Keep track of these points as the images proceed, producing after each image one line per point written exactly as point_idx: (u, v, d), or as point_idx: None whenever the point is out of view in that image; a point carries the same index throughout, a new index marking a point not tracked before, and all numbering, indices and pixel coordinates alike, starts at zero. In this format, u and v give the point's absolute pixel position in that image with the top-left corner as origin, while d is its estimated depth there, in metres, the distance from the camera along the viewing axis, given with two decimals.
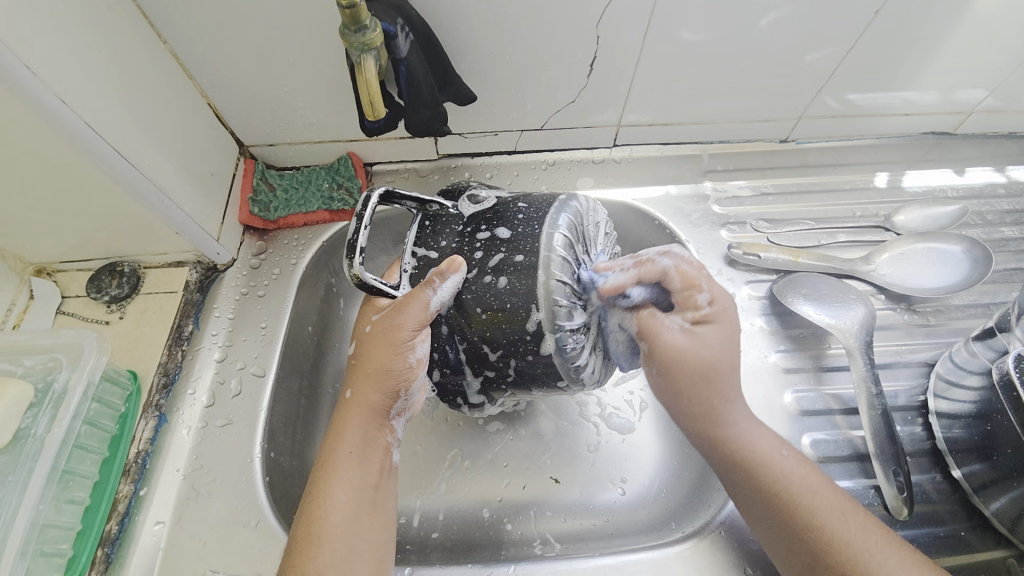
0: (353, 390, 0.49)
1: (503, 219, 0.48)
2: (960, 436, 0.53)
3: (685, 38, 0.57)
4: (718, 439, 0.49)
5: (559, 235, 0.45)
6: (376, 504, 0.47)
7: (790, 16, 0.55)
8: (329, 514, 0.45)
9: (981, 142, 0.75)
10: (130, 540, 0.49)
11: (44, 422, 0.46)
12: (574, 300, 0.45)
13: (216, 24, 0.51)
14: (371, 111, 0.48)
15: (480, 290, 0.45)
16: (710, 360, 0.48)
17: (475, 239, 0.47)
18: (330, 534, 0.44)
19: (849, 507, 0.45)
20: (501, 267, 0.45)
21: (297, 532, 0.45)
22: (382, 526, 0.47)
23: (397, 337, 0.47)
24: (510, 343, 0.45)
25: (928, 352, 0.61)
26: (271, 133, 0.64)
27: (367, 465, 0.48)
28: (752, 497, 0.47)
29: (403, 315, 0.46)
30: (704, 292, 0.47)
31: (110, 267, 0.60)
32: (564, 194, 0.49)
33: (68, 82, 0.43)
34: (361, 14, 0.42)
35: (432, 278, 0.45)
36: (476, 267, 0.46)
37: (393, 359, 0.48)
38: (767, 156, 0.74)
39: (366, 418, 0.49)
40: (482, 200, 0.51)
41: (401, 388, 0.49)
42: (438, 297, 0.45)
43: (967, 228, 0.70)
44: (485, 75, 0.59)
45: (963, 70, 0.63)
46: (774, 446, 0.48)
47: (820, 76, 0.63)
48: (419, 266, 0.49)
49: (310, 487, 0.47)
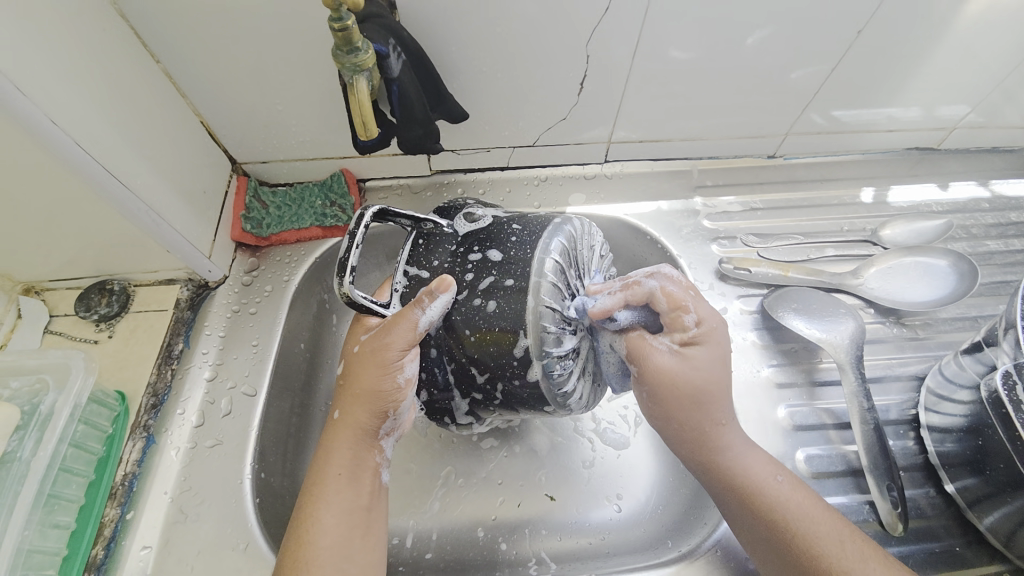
0: (342, 411, 0.49)
1: (495, 241, 0.48)
2: (952, 451, 0.53)
3: (673, 56, 0.58)
4: (713, 464, 0.49)
5: (551, 260, 0.46)
6: (368, 525, 0.47)
7: (775, 36, 0.56)
8: (319, 537, 0.45)
9: (964, 157, 0.77)
10: (117, 565, 0.48)
11: (31, 445, 0.45)
12: (562, 325, 0.45)
13: (210, 44, 0.51)
14: (363, 131, 0.48)
15: (470, 313, 0.45)
16: (701, 384, 0.48)
17: (466, 261, 0.48)
18: (320, 559, 0.44)
19: (846, 530, 0.45)
20: (492, 291, 0.45)
21: (285, 558, 0.44)
22: (372, 548, 0.47)
23: (385, 357, 0.46)
24: (498, 365, 0.45)
25: (918, 365, 0.62)
26: (264, 151, 0.65)
27: (356, 487, 0.47)
28: (750, 524, 0.47)
29: (391, 334, 0.46)
30: (690, 313, 0.47)
31: (100, 285, 0.60)
32: (559, 216, 0.49)
33: (59, 103, 0.43)
34: (354, 35, 0.43)
35: (421, 297, 0.46)
36: (466, 288, 0.46)
37: (383, 379, 0.47)
38: (756, 171, 0.75)
39: (355, 439, 0.48)
40: (478, 219, 0.51)
41: (391, 408, 0.48)
42: (427, 316, 0.45)
43: (953, 242, 0.71)
44: (477, 93, 0.60)
45: (945, 87, 0.64)
46: (769, 472, 0.48)
47: (806, 93, 0.64)
48: (410, 284, 0.49)
49: (300, 508, 0.46)
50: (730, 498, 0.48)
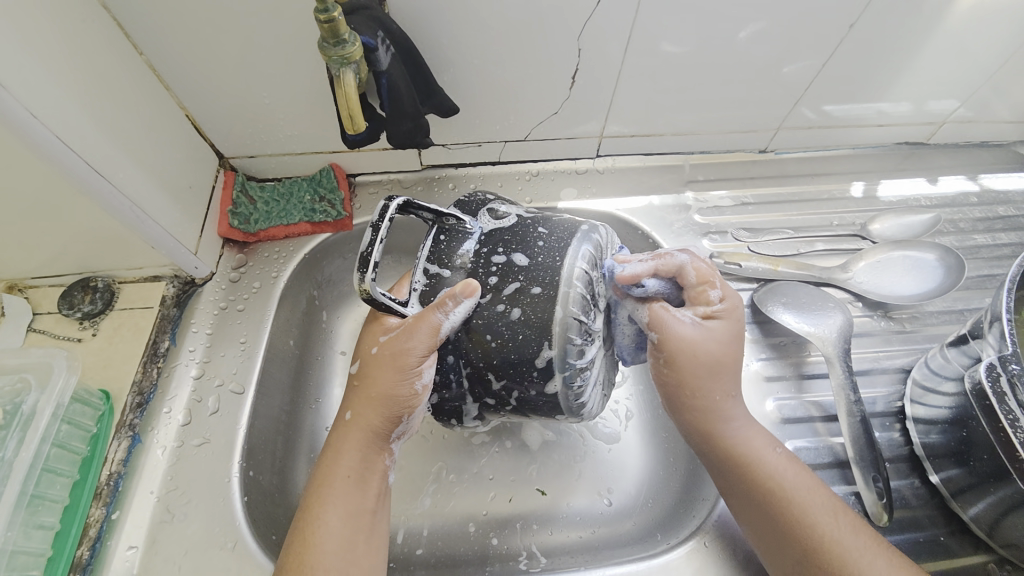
0: (354, 411, 0.49)
1: (521, 245, 0.47)
2: (937, 442, 0.53)
3: (665, 49, 0.57)
4: (717, 436, 0.49)
5: (581, 268, 0.45)
6: (373, 528, 0.47)
7: (767, 30, 0.56)
8: (323, 539, 0.44)
9: (952, 151, 0.78)
10: (101, 567, 0.47)
11: (13, 445, 0.45)
12: (587, 337, 0.45)
13: (193, 34, 0.50)
14: (351, 125, 0.47)
15: (491, 318, 0.45)
16: (718, 358, 0.48)
17: (490, 263, 0.47)
18: (324, 562, 0.43)
19: (837, 505, 0.46)
20: (516, 298, 0.44)
21: (286, 559, 0.44)
22: (372, 552, 0.46)
23: (405, 361, 0.46)
24: (516, 372, 0.45)
25: (904, 357, 0.62)
26: (251, 145, 0.64)
27: (364, 489, 0.47)
28: (746, 495, 0.48)
29: (412, 338, 0.46)
30: (716, 288, 0.48)
31: (83, 282, 0.59)
32: (588, 223, 0.49)
33: (37, 92, 0.42)
34: (340, 27, 0.42)
35: (444, 301, 0.45)
36: (490, 293, 0.46)
37: (400, 383, 0.47)
38: (747, 166, 0.75)
39: (365, 441, 0.48)
40: (502, 217, 0.51)
41: (405, 412, 0.48)
42: (449, 320, 0.45)
43: (940, 236, 0.72)
44: (467, 86, 0.60)
45: (935, 82, 0.65)
46: (768, 443, 0.49)
47: (797, 88, 0.64)
48: (428, 283, 0.48)
49: (303, 510, 0.46)
50: (726, 468, 0.49)
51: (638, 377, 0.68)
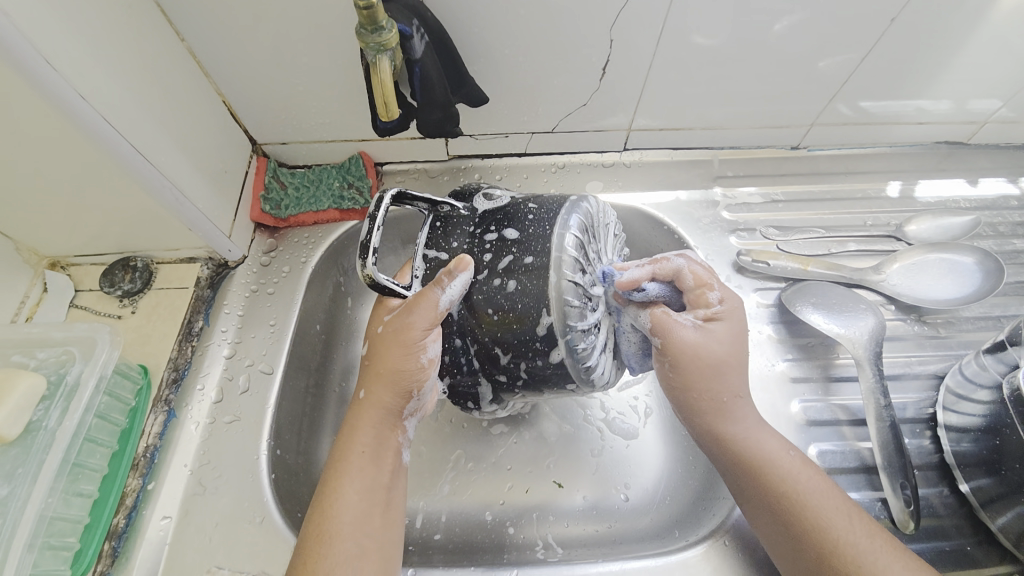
0: (367, 390, 0.49)
1: (513, 220, 0.48)
2: (968, 451, 0.52)
3: (698, 42, 0.56)
4: (726, 435, 0.49)
5: (570, 236, 0.45)
6: (388, 504, 0.48)
7: (805, 22, 0.55)
8: (340, 512, 0.45)
9: (995, 152, 0.75)
10: (137, 535, 0.49)
11: (56, 415, 0.46)
12: (585, 300, 0.45)
13: (232, 21, 0.51)
14: (385, 112, 0.48)
15: (491, 292, 0.46)
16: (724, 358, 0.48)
17: (484, 242, 0.48)
18: (343, 532, 0.45)
19: (851, 509, 0.45)
20: (512, 270, 0.45)
21: (309, 529, 0.45)
22: (385, 529, 0.47)
23: (409, 337, 0.47)
24: (521, 344, 0.45)
25: (938, 363, 0.60)
26: (284, 131, 0.65)
27: (378, 464, 0.48)
28: (757, 494, 0.47)
29: (413, 315, 0.47)
30: (716, 291, 0.50)
31: (123, 262, 0.61)
32: (575, 195, 0.49)
33: (86, 77, 0.43)
34: (378, 14, 0.42)
35: (441, 277, 0.46)
36: (485, 268, 0.47)
37: (406, 359, 0.48)
38: (778, 162, 0.74)
39: (378, 419, 0.49)
40: (497, 199, 0.51)
41: (414, 388, 0.49)
42: (447, 295, 0.46)
43: (979, 239, 0.69)
44: (497, 77, 0.60)
45: (981, 79, 0.62)
46: (779, 445, 0.48)
47: (834, 84, 0.62)
48: (429, 268, 0.49)
49: (323, 483, 0.47)
50: (737, 468, 0.48)
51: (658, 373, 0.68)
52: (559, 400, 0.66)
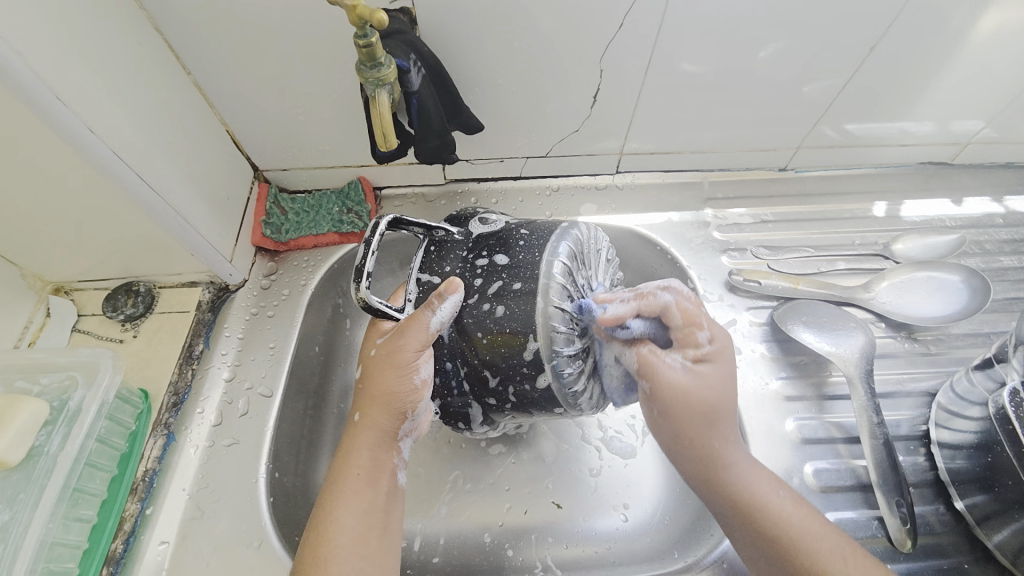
0: (361, 412, 0.50)
1: (504, 246, 0.49)
2: (963, 467, 0.52)
3: (685, 69, 0.59)
4: (717, 481, 0.48)
5: (559, 262, 0.47)
6: (384, 527, 0.48)
7: (786, 51, 0.57)
8: (338, 534, 0.45)
9: (978, 172, 0.77)
10: (135, 560, 0.49)
11: (58, 440, 0.46)
12: (572, 326, 0.46)
13: (237, 55, 0.54)
14: (383, 141, 0.49)
15: (480, 316, 0.47)
16: (708, 409, 0.47)
17: (475, 266, 0.49)
18: (338, 557, 0.44)
19: (848, 548, 0.45)
20: (501, 295, 0.46)
21: (305, 553, 0.45)
22: (381, 549, 0.47)
23: (401, 358, 0.47)
24: (510, 368, 0.46)
25: (930, 380, 0.61)
26: (285, 159, 0.67)
27: (374, 486, 0.48)
28: (752, 538, 0.46)
29: (405, 337, 0.47)
30: (703, 330, 0.48)
31: (126, 287, 0.62)
32: (565, 221, 0.50)
33: (95, 111, 0.45)
34: (378, 52, 0.44)
35: (431, 299, 0.47)
36: (475, 293, 0.48)
37: (401, 381, 0.48)
38: (767, 183, 0.76)
39: (375, 441, 0.49)
40: (491, 223, 0.52)
41: (409, 408, 0.49)
42: (438, 317, 0.46)
43: (966, 257, 0.71)
44: (492, 105, 0.62)
45: (958, 103, 0.65)
46: (770, 486, 0.47)
47: (818, 109, 0.65)
48: (422, 292, 0.51)
49: (320, 505, 0.47)
50: (731, 513, 0.47)
51: None
52: (555, 420, 0.67)
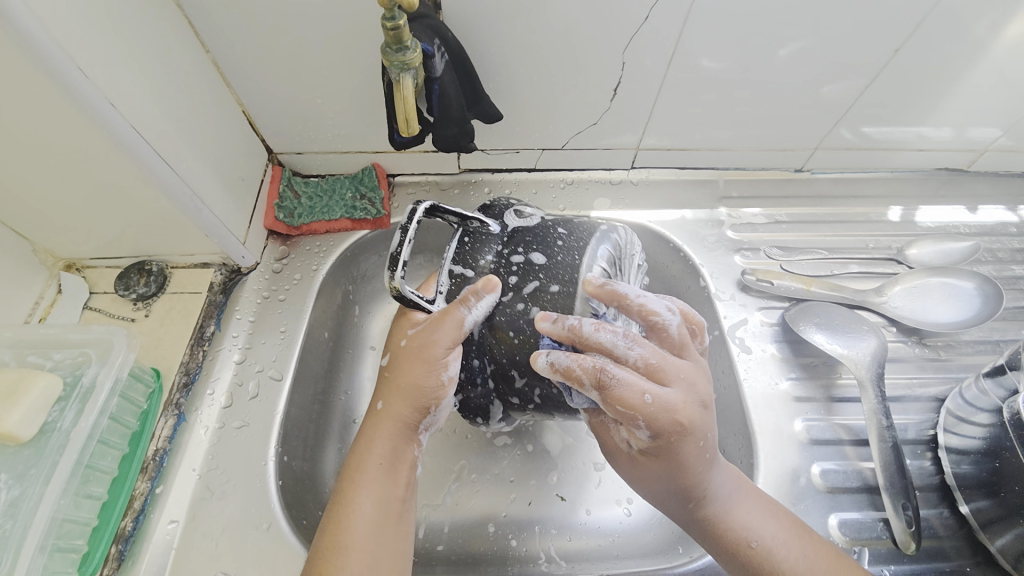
0: (385, 403, 0.49)
1: (542, 244, 0.49)
2: (969, 472, 0.53)
3: (706, 66, 0.58)
4: (698, 527, 0.47)
5: (599, 266, 0.47)
6: (401, 516, 0.48)
7: (809, 49, 0.57)
8: (355, 522, 0.46)
9: (995, 179, 0.76)
10: (144, 538, 0.49)
11: (71, 416, 0.46)
12: None
13: (256, 34, 0.53)
14: (405, 127, 0.49)
15: (514, 316, 0.46)
16: (677, 470, 0.44)
17: (511, 263, 0.48)
18: (357, 543, 0.45)
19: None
20: (537, 296, 0.46)
21: (322, 541, 0.45)
22: (397, 538, 0.47)
23: (431, 353, 0.47)
24: (540, 370, 0.46)
25: (939, 386, 0.61)
26: (300, 142, 0.66)
27: (393, 476, 0.49)
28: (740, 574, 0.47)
29: (438, 331, 0.47)
30: (640, 429, 0.42)
31: (139, 266, 0.62)
32: (605, 225, 0.51)
33: (115, 86, 0.44)
34: (405, 35, 0.43)
35: (466, 296, 0.46)
36: (510, 291, 0.47)
37: (428, 375, 0.48)
38: (782, 184, 0.75)
39: (396, 432, 0.49)
40: (527, 217, 0.52)
41: (433, 403, 0.49)
42: (473, 315, 0.46)
43: (978, 264, 0.71)
44: (511, 95, 0.61)
45: (980, 109, 0.64)
46: (753, 528, 0.46)
47: (838, 110, 0.64)
48: (455, 284, 0.49)
49: (340, 490, 0.48)
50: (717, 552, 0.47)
51: None
52: None
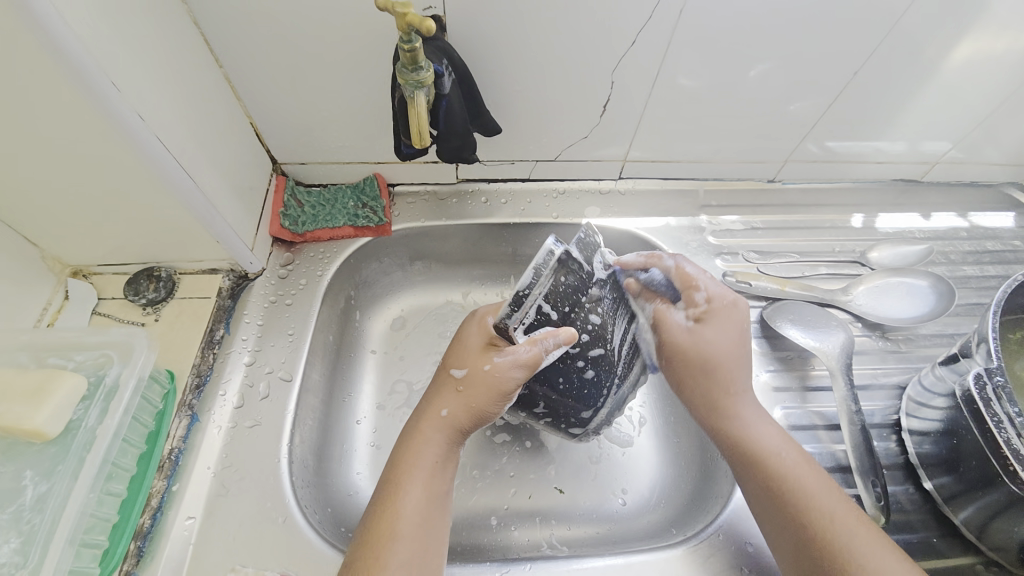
0: (451, 413, 0.51)
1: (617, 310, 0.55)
2: (929, 451, 0.58)
3: (686, 84, 0.64)
4: (727, 436, 0.54)
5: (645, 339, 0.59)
6: (444, 511, 0.50)
7: (778, 70, 0.63)
8: (402, 502, 0.48)
9: (946, 189, 0.84)
10: (162, 535, 0.50)
11: (95, 414, 0.48)
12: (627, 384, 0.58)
13: (271, 51, 0.56)
14: (417, 140, 0.53)
15: (570, 369, 0.52)
16: (715, 355, 0.55)
17: (594, 319, 0.52)
18: (401, 526, 0.46)
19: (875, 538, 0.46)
20: (597, 361, 0.53)
21: (367, 531, 0.46)
22: (441, 537, 0.49)
23: (507, 385, 0.50)
24: (564, 409, 0.56)
25: (900, 375, 0.67)
26: (305, 153, 0.69)
27: (443, 478, 0.51)
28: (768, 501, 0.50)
29: (519, 368, 0.49)
30: (700, 291, 0.57)
31: (147, 272, 0.63)
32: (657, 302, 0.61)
33: (144, 99, 0.47)
34: (420, 56, 0.47)
35: (549, 339, 0.48)
36: (581, 347, 0.51)
37: (495, 398, 0.51)
38: (756, 194, 0.81)
39: (453, 439, 0.52)
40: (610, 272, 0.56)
41: (488, 419, 0.53)
42: (549, 358, 0.49)
43: (933, 266, 0.78)
44: (508, 109, 0.65)
45: (930, 125, 0.72)
46: (777, 444, 0.53)
47: (805, 126, 0.71)
48: (538, 319, 0.49)
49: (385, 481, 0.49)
50: (744, 470, 0.52)
51: (653, 385, 0.73)
52: None
